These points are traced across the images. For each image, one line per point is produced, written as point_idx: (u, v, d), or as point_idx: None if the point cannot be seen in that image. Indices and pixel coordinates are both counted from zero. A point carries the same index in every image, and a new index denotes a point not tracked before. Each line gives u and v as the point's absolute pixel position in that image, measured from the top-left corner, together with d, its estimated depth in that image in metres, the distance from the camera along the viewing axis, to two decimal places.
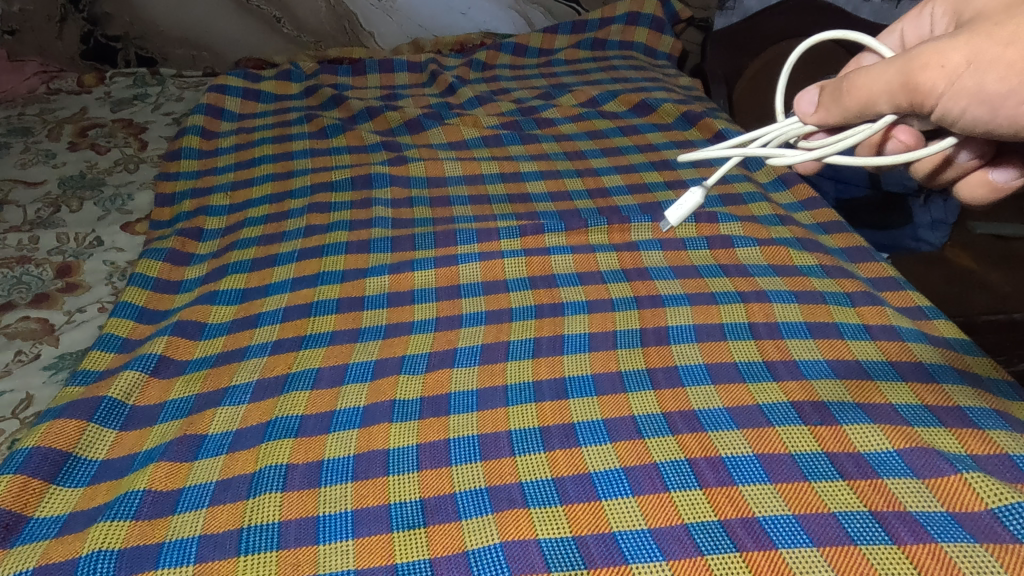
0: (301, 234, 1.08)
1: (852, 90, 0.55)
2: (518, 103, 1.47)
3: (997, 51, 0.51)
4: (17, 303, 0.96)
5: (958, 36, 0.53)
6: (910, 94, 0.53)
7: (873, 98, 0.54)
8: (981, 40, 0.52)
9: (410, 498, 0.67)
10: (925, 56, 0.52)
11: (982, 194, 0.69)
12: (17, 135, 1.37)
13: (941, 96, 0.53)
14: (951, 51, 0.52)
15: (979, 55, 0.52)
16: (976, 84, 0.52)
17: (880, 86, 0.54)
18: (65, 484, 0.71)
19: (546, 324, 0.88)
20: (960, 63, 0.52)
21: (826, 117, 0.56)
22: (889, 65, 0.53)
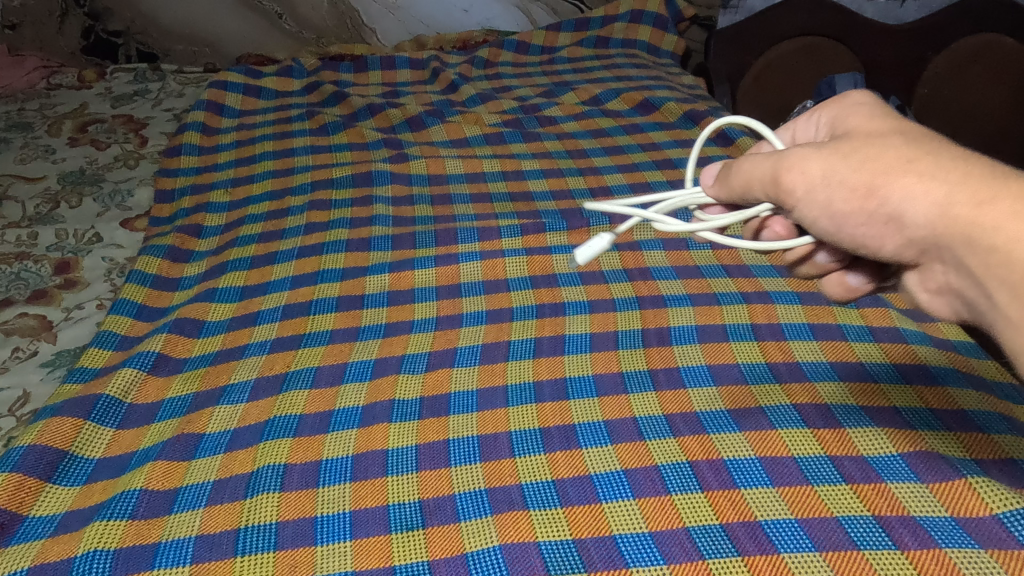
0: (301, 232, 1.07)
1: (738, 171, 0.52)
2: (521, 101, 1.46)
3: (848, 171, 0.48)
4: (14, 299, 0.96)
5: (821, 147, 0.49)
6: (775, 193, 0.50)
7: (750, 181, 0.51)
8: (839, 157, 0.48)
9: (408, 499, 0.66)
10: (792, 157, 0.49)
11: (840, 293, 0.63)
12: (16, 130, 1.36)
13: (798, 201, 0.49)
14: (815, 160, 0.49)
15: (836, 170, 0.48)
16: (826, 200, 0.49)
17: (752, 178, 0.51)
18: (60, 482, 0.70)
19: (548, 323, 0.87)
20: (819, 173, 0.48)
21: (718, 193, 0.52)
22: (766, 157, 0.50)
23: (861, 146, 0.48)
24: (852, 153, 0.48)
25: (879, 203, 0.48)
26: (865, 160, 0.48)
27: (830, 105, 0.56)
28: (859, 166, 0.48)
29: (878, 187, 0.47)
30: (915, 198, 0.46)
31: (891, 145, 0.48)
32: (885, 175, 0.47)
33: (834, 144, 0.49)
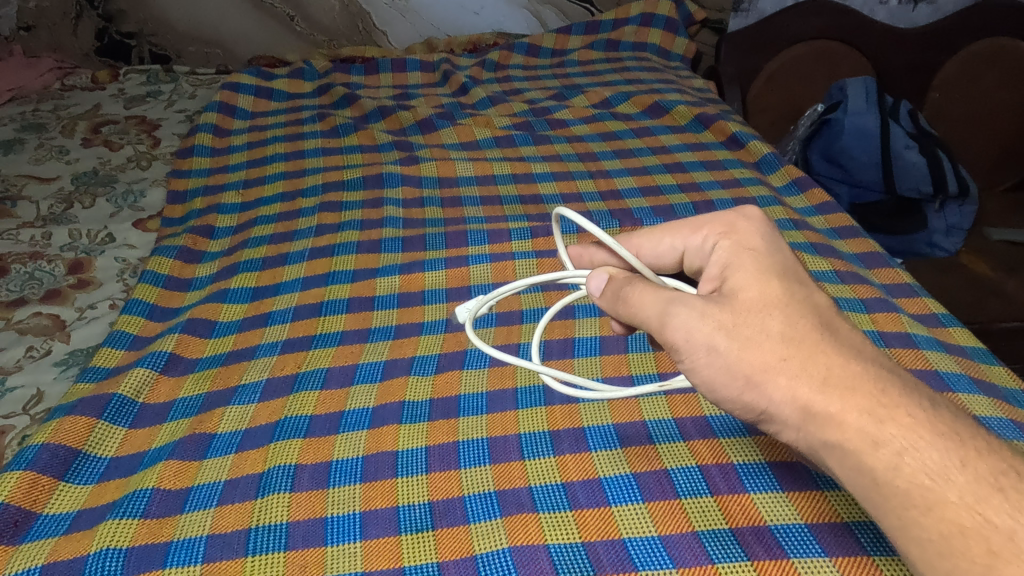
0: (312, 233, 1.07)
1: (625, 303, 0.56)
2: (531, 104, 1.46)
3: (727, 349, 0.51)
4: (28, 299, 0.97)
5: (706, 311, 0.52)
6: (658, 331, 0.54)
7: (639, 318, 0.55)
8: (723, 333, 0.51)
9: (419, 501, 0.67)
10: (681, 313, 0.52)
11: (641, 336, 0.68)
12: (31, 131, 1.37)
13: (685, 359, 0.53)
14: (701, 326, 0.52)
15: (718, 346, 0.51)
16: (709, 373, 0.52)
17: (640, 312, 0.55)
18: (73, 481, 0.71)
19: (557, 326, 0.87)
20: (703, 342, 0.51)
21: (608, 308, 0.59)
22: (658, 299, 0.54)
23: (743, 324, 0.51)
24: (732, 332, 0.51)
25: (754, 394, 0.50)
26: (745, 344, 0.50)
27: (720, 226, 0.59)
28: (738, 351, 0.50)
29: (754, 380, 0.50)
30: (786, 398, 0.49)
31: (767, 335, 0.51)
32: (763, 371, 0.50)
33: (721, 309, 0.52)
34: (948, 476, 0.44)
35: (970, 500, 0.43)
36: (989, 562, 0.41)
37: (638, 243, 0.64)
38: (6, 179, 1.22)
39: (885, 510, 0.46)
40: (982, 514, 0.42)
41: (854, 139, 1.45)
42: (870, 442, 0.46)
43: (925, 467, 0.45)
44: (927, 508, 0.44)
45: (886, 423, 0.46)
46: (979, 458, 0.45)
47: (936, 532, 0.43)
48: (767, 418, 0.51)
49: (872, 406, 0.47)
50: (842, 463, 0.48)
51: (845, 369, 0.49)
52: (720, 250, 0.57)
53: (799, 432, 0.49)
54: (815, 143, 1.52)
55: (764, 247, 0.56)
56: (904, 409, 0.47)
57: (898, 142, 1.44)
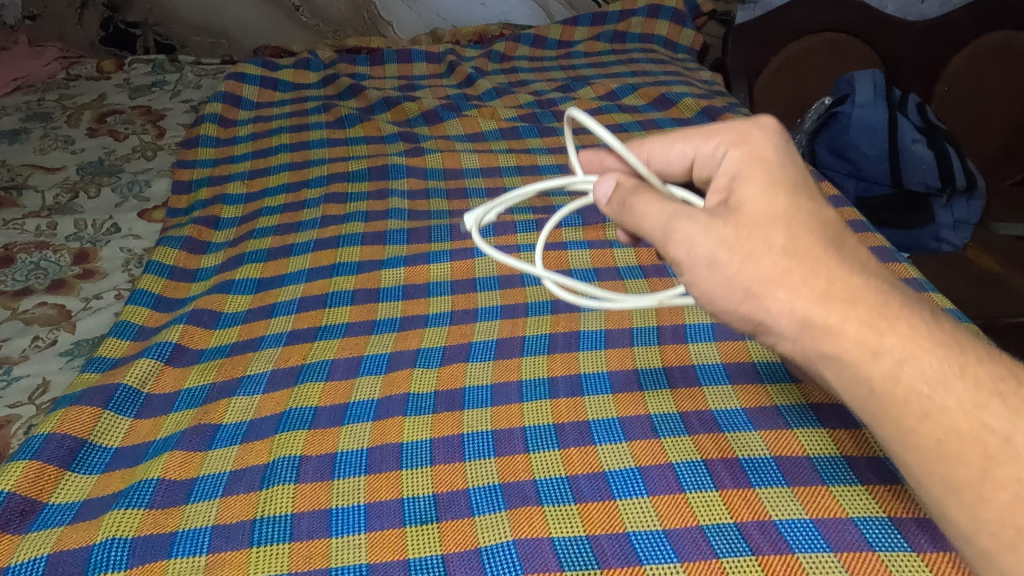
0: (317, 225, 1.07)
1: (630, 212, 0.56)
2: (536, 96, 1.45)
3: (728, 263, 0.51)
4: (34, 288, 0.97)
5: (710, 226, 0.52)
6: (660, 243, 0.55)
7: (643, 229, 0.55)
8: (726, 248, 0.51)
9: (423, 493, 0.67)
10: (685, 227, 0.53)
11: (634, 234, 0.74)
12: (36, 120, 1.37)
13: (684, 269, 0.53)
14: (703, 240, 0.52)
15: (719, 259, 0.51)
16: (707, 286, 0.53)
17: (645, 222, 0.55)
18: (80, 470, 0.71)
19: (562, 319, 0.87)
20: (704, 256, 0.52)
21: (612, 215, 0.58)
22: (663, 211, 0.54)
23: (747, 237, 0.51)
24: (735, 244, 0.51)
25: (752, 305, 0.51)
26: (747, 257, 0.50)
27: (732, 135, 0.59)
28: (739, 265, 0.50)
29: (754, 293, 0.50)
30: (784, 311, 0.49)
31: (770, 247, 0.50)
32: (763, 283, 0.50)
33: (725, 223, 0.52)
34: (946, 383, 0.45)
35: (969, 406, 0.44)
36: (985, 466, 0.42)
37: (651, 148, 0.66)
38: (12, 169, 1.22)
39: (882, 417, 0.47)
40: (979, 419, 0.43)
41: (862, 133, 1.44)
42: (868, 355, 0.47)
43: (923, 375, 0.45)
44: (924, 415, 0.45)
45: (886, 334, 0.47)
46: (979, 362, 0.46)
47: (933, 440, 0.44)
48: (764, 330, 0.51)
49: (872, 318, 0.47)
50: (841, 370, 0.48)
51: (844, 283, 0.48)
52: (730, 159, 0.57)
53: (795, 343, 0.50)
54: (822, 136, 1.51)
55: (776, 158, 0.56)
56: (903, 319, 0.47)
57: (905, 135, 1.43)
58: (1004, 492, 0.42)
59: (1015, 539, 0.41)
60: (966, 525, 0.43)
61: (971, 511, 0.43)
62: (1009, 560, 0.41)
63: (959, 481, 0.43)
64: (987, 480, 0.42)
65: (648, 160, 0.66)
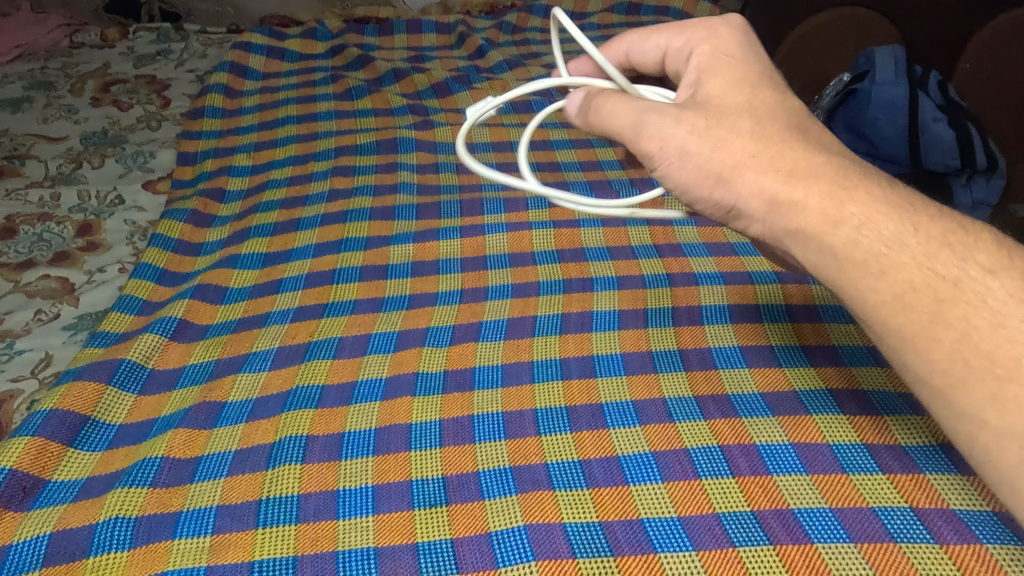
0: (325, 198, 1.05)
1: (595, 113, 0.55)
2: (549, 68, 1.42)
3: (698, 151, 0.52)
4: (37, 261, 0.94)
5: (680, 117, 0.52)
6: (631, 141, 0.54)
7: (609, 128, 0.54)
8: (696, 136, 0.52)
9: (432, 475, 0.65)
10: (659, 120, 0.52)
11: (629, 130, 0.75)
12: (39, 89, 1.35)
13: (657, 160, 0.54)
14: (674, 132, 0.52)
15: (690, 149, 0.52)
16: (680, 174, 0.54)
17: (613, 121, 0.53)
18: (83, 447, 0.69)
19: (575, 299, 0.85)
20: (677, 146, 0.52)
21: (578, 121, 0.57)
22: (633, 107, 0.53)
23: (715, 125, 0.52)
24: (704, 132, 0.52)
25: (724, 191, 0.52)
26: (717, 145, 0.52)
27: (701, 31, 0.59)
28: (711, 152, 0.52)
29: (723, 177, 0.52)
30: (754, 191, 0.51)
31: (736, 132, 0.52)
32: (733, 168, 0.52)
33: (695, 113, 0.53)
34: (901, 240, 0.48)
35: (921, 258, 0.47)
36: (935, 308, 0.46)
37: (630, 42, 0.64)
38: (14, 138, 1.20)
39: (846, 283, 0.49)
40: (929, 267, 0.47)
41: (881, 110, 1.40)
42: (831, 223, 0.49)
43: (880, 236, 0.48)
44: (882, 273, 0.47)
45: (845, 205, 0.49)
46: (933, 222, 0.49)
47: (890, 294, 0.47)
48: (736, 214, 0.53)
49: (832, 189, 0.50)
50: (807, 247, 0.50)
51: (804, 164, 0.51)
52: (696, 55, 0.58)
53: (764, 224, 0.52)
54: (840, 113, 1.48)
55: (741, 55, 0.58)
56: (857, 190, 0.50)
57: (925, 113, 1.38)
58: (952, 328, 0.45)
59: (964, 373, 0.44)
60: (919, 368, 0.46)
61: (922, 352, 0.46)
62: (961, 396, 0.44)
63: (911, 330, 0.46)
64: (938, 322, 0.45)
65: (627, 55, 0.64)
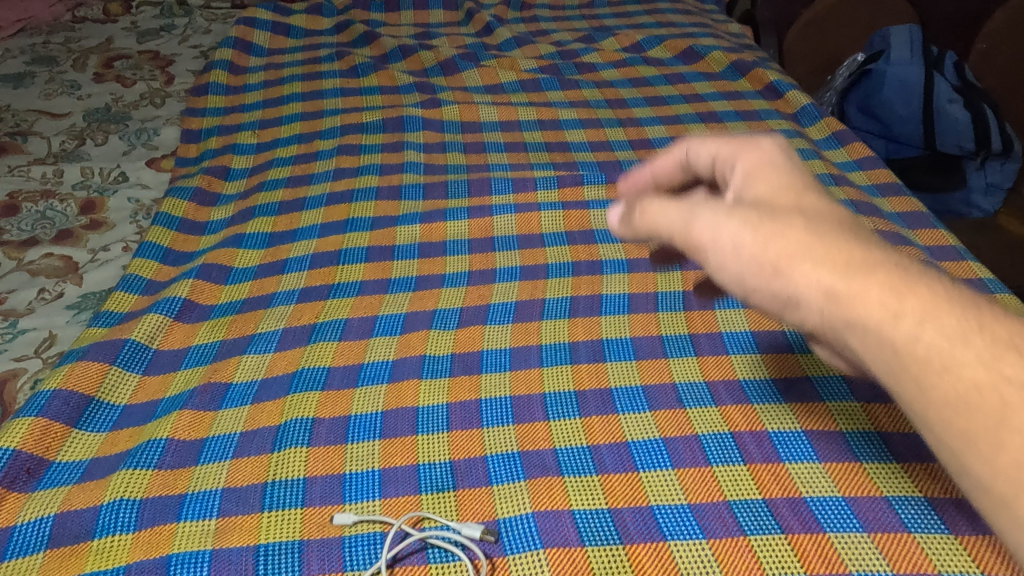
0: (330, 177, 1.04)
1: (644, 219, 0.52)
2: (559, 46, 1.39)
3: (752, 246, 0.44)
4: (40, 239, 0.93)
5: (735, 213, 0.46)
6: (684, 240, 0.48)
7: (659, 230, 0.50)
8: (750, 228, 0.44)
9: (440, 460, 0.64)
10: (709, 215, 0.47)
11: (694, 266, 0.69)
12: (41, 64, 1.33)
13: (709, 256, 0.47)
14: (726, 225, 0.46)
15: (744, 242, 0.44)
16: (736, 273, 0.45)
17: (662, 219, 0.50)
18: (87, 428, 0.69)
19: (584, 282, 0.84)
20: (728, 240, 0.45)
21: (625, 234, 0.55)
22: (681, 206, 0.49)
23: (770, 218, 0.44)
24: (760, 226, 0.44)
25: (780, 285, 0.43)
26: (771, 237, 0.43)
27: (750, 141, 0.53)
28: (763, 243, 0.43)
29: (781, 268, 0.42)
30: (810, 285, 0.41)
31: (792, 227, 0.43)
32: (790, 258, 0.42)
33: (750, 208, 0.46)
34: (968, 335, 0.37)
35: (989, 358, 0.36)
36: (1001, 409, 0.34)
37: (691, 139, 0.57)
38: (17, 114, 1.18)
39: (902, 380, 0.38)
40: (1000, 365, 0.36)
41: (896, 91, 1.38)
42: (890, 313, 0.38)
43: (947, 328, 0.37)
44: (944, 369, 0.37)
45: (907, 296, 0.38)
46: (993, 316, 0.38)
47: (951, 393, 0.36)
48: (793, 311, 0.43)
49: (893, 280, 0.39)
50: (861, 338, 0.39)
51: (857, 256, 0.41)
52: (740, 161, 0.52)
53: (822, 319, 0.41)
54: (853, 95, 1.46)
55: (791, 168, 0.50)
56: (915, 281, 0.39)
57: (940, 95, 1.36)
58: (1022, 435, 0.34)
59: None
60: (981, 473, 0.35)
61: (987, 458, 0.35)
62: None
63: (975, 430, 0.35)
64: (1006, 427, 0.34)
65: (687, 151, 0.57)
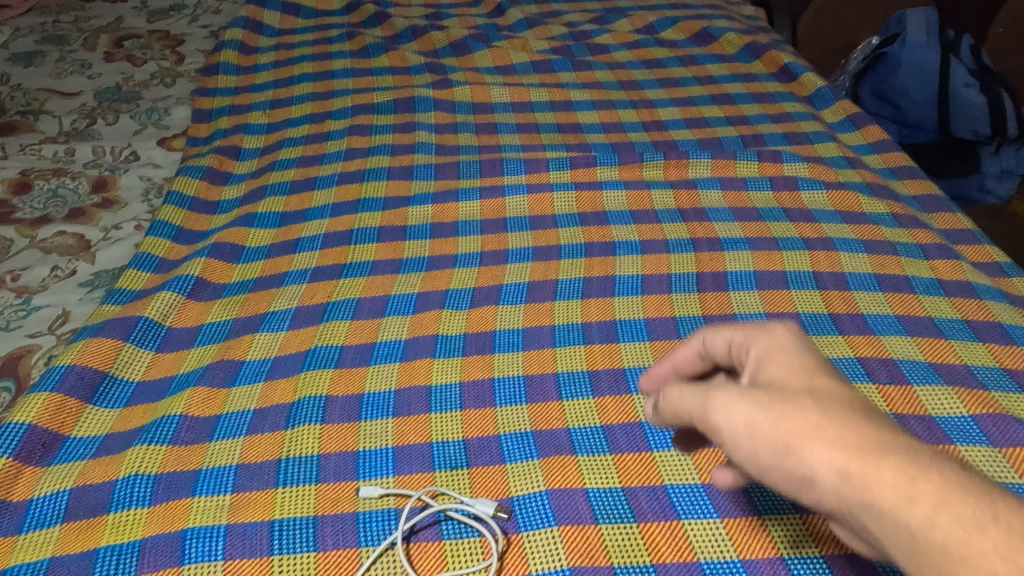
0: (342, 157, 1.04)
1: (667, 409, 0.44)
2: (570, 27, 1.38)
3: (765, 426, 0.36)
4: (53, 217, 0.93)
5: (748, 390, 0.38)
6: (703, 425, 0.40)
7: (682, 417, 0.42)
8: (761, 405, 0.37)
9: (453, 438, 0.64)
10: (725, 394, 0.39)
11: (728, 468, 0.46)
12: (51, 43, 1.32)
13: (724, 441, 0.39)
14: (737, 405, 0.38)
15: (758, 423, 0.37)
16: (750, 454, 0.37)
17: (684, 402, 0.42)
18: (101, 404, 0.69)
19: (597, 263, 0.83)
20: (741, 423, 0.37)
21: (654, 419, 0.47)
22: (699, 388, 0.41)
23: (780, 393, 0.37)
24: (772, 403, 0.37)
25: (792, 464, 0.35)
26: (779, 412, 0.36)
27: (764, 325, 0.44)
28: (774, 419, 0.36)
29: (795, 447, 0.35)
30: (821, 464, 0.34)
31: (805, 404, 0.36)
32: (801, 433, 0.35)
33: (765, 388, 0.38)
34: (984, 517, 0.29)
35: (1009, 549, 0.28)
36: None
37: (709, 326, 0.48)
38: (27, 93, 1.17)
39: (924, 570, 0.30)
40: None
41: (911, 75, 1.36)
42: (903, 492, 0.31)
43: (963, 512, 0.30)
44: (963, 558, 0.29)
45: (922, 477, 0.31)
46: (1011, 511, 0.30)
47: None
48: (808, 495, 0.35)
49: (909, 460, 0.32)
50: (882, 526, 0.31)
51: (872, 435, 0.34)
52: (753, 344, 0.43)
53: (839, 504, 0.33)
54: (867, 78, 1.45)
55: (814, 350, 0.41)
56: (931, 466, 0.32)
57: (956, 79, 1.34)
58: None
59: None
60: None
61: None
62: None
63: None
64: None
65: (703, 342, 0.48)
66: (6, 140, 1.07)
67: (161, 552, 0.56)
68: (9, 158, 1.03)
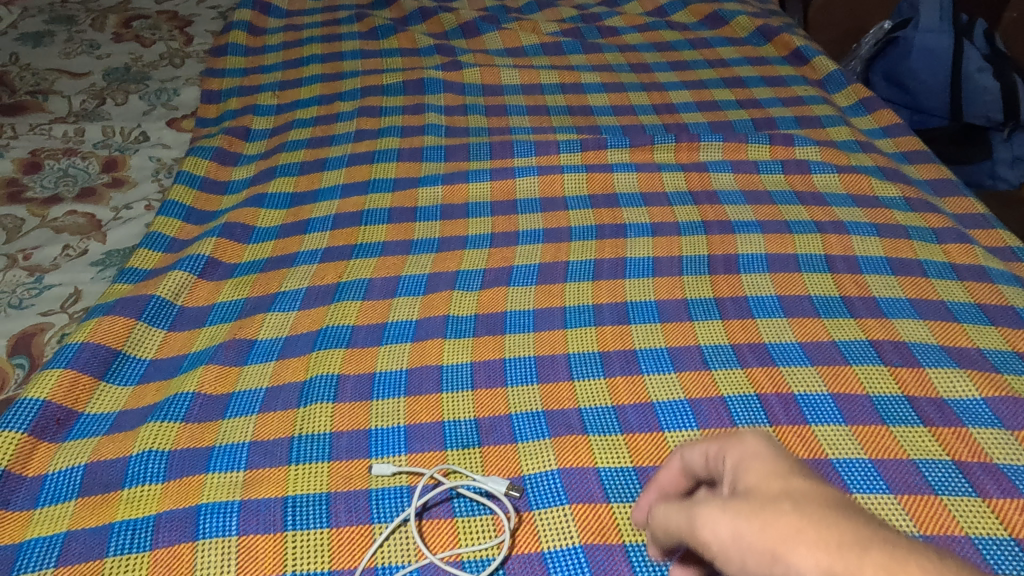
0: (351, 138, 1.03)
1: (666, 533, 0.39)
2: (581, 9, 1.37)
3: (748, 537, 0.31)
4: (63, 196, 0.92)
5: (729, 499, 0.33)
6: (693, 544, 0.35)
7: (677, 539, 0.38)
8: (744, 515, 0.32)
9: (465, 417, 0.65)
10: (707, 508, 0.34)
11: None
12: (59, 23, 1.32)
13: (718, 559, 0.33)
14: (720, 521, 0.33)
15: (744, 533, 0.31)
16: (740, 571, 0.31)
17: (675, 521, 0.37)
18: (114, 381, 0.69)
19: (608, 246, 0.83)
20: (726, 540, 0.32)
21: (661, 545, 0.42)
22: (687, 506, 0.37)
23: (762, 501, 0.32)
24: (754, 511, 0.31)
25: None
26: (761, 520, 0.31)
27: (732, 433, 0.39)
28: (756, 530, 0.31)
29: (781, 554, 0.29)
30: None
31: (785, 509, 0.31)
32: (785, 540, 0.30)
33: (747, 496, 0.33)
34: None
35: None
36: None
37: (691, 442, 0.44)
38: (36, 73, 1.17)
39: None
40: None
41: (923, 60, 1.34)
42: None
43: None
44: None
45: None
46: None
47: None
48: None
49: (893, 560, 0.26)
50: None
51: (854, 531, 0.28)
52: (728, 453, 0.37)
53: None
54: (879, 62, 1.43)
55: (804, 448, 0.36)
56: (911, 557, 0.26)
57: (969, 63, 1.31)
58: None
59: None
60: None
61: None
62: None
63: None
64: None
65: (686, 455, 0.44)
66: (15, 120, 1.06)
67: (176, 527, 0.56)
68: (19, 137, 1.03)
